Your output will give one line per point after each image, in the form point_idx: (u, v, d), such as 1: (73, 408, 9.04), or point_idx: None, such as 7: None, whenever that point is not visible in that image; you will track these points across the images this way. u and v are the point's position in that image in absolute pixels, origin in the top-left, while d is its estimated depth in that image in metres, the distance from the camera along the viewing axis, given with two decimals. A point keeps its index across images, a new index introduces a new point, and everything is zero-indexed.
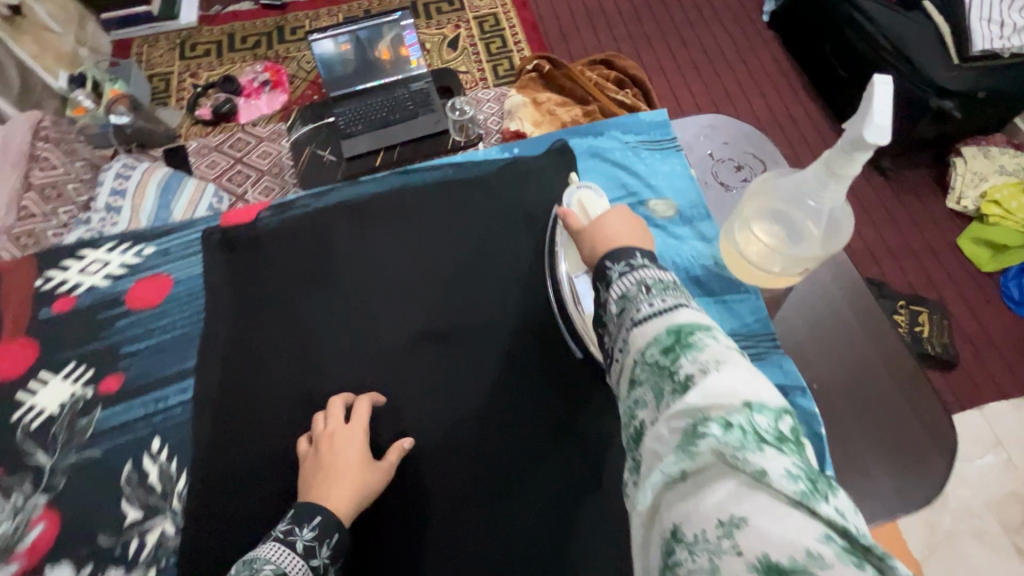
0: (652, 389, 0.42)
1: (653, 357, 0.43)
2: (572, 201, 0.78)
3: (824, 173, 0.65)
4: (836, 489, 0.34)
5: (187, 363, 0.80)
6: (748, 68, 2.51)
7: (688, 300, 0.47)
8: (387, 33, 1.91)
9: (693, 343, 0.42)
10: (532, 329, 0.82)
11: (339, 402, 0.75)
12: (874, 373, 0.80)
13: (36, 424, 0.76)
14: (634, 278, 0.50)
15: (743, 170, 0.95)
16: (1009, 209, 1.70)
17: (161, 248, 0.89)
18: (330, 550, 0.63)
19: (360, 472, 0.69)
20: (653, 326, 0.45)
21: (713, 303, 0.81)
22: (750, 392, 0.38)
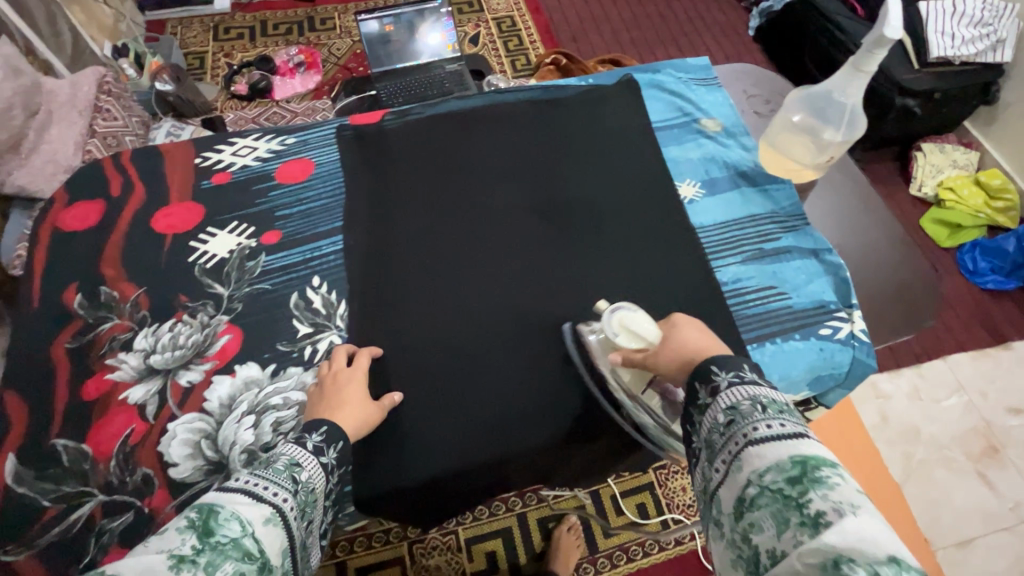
0: (774, 518, 0.43)
1: (777, 486, 0.44)
2: (616, 325, 0.76)
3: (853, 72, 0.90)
4: None
5: (336, 223, 0.96)
6: None
7: (805, 430, 0.49)
8: (426, 19, 2.24)
9: (823, 479, 0.43)
10: (613, 211, 1.00)
11: (342, 350, 0.82)
12: (875, 237, 1.07)
13: (210, 264, 0.90)
14: (747, 393, 0.53)
15: (772, 104, 1.19)
16: (961, 196, 1.94)
17: (301, 139, 1.05)
18: (336, 454, 0.67)
19: (357, 405, 0.75)
20: (776, 451, 0.47)
21: (757, 192, 1.03)
22: (894, 545, 0.39)
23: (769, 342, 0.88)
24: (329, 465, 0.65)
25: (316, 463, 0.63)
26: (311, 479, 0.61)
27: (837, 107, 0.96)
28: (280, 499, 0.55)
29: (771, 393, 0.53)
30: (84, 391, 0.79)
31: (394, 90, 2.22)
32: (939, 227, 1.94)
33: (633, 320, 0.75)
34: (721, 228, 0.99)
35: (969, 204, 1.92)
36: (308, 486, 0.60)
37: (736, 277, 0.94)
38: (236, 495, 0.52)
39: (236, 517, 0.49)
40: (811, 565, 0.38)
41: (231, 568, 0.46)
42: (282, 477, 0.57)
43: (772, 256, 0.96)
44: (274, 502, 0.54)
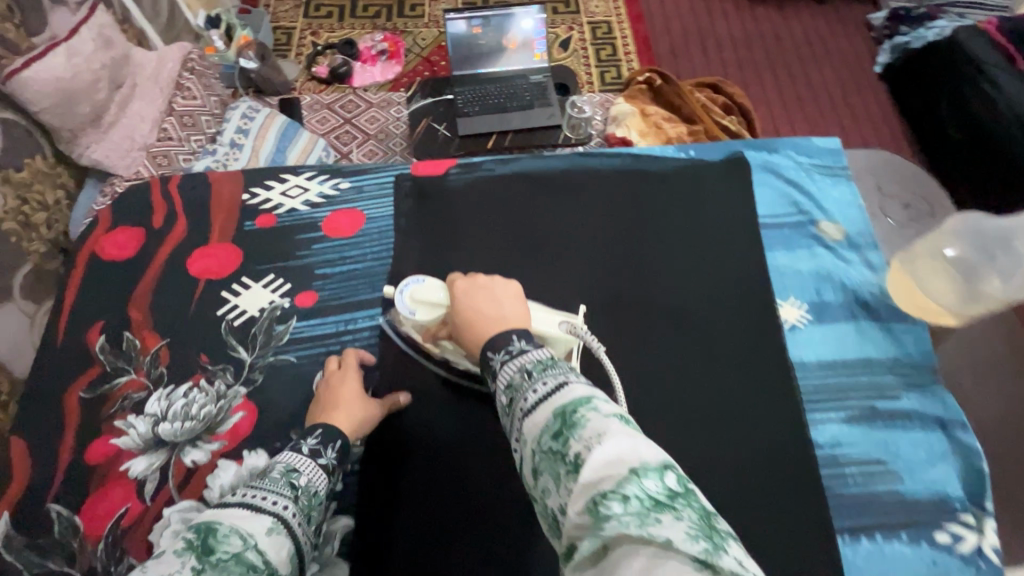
0: (552, 475, 0.46)
1: (548, 446, 0.47)
2: (409, 303, 0.75)
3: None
4: (724, 540, 0.40)
5: (377, 294, 0.86)
6: (852, 112, 2.40)
7: (566, 377, 0.52)
8: (517, 23, 2.05)
9: (577, 422, 0.47)
10: (706, 322, 0.83)
11: (333, 358, 0.80)
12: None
13: (239, 321, 0.83)
14: (518, 365, 0.56)
15: (912, 210, 0.98)
16: None
17: (356, 185, 0.96)
18: (335, 454, 0.67)
19: (352, 404, 0.72)
20: (542, 413, 0.50)
21: (879, 330, 0.84)
22: (635, 458, 0.43)
23: (866, 538, 0.71)
24: (329, 466, 0.65)
25: (316, 465, 0.64)
26: (312, 482, 0.62)
27: (1014, 256, 0.84)
28: (281, 508, 0.55)
29: (537, 356, 0.57)
30: (89, 453, 0.73)
31: (472, 96, 2.11)
32: None
33: (424, 292, 0.75)
34: (824, 370, 0.82)
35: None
36: (309, 490, 0.61)
37: (835, 439, 0.77)
38: (235, 508, 0.53)
39: (235, 532, 0.50)
40: (581, 510, 0.42)
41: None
42: (279, 484, 0.58)
43: (886, 419, 0.78)
44: (274, 512, 0.54)
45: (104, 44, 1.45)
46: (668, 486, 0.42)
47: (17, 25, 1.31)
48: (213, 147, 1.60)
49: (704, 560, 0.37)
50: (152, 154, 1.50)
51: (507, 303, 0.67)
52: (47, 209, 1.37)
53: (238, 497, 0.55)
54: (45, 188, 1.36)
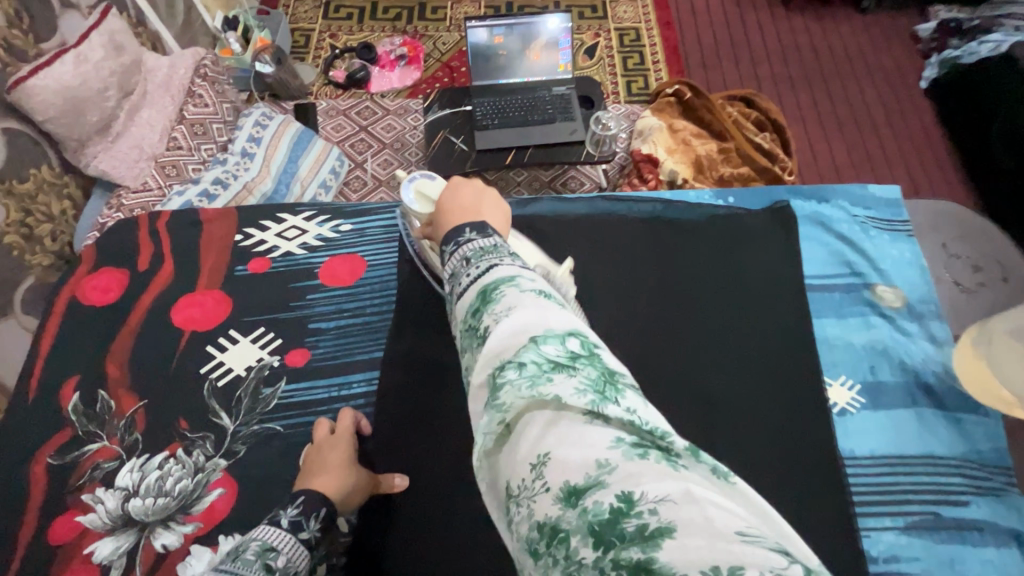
0: (466, 356, 0.40)
1: (466, 324, 0.40)
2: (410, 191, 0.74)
3: None
4: (626, 392, 0.33)
5: (376, 354, 0.78)
6: (893, 125, 2.20)
7: (495, 253, 0.44)
8: (543, 33, 1.97)
9: (490, 295, 0.39)
10: (758, 405, 0.71)
11: (324, 421, 0.71)
12: None
13: (223, 381, 0.75)
14: (459, 254, 0.46)
15: (980, 274, 0.89)
16: None
17: (358, 227, 0.87)
18: (319, 525, 0.58)
19: (340, 471, 0.64)
20: (465, 294, 0.42)
21: (943, 419, 0.73)
22: (539, 324, 0.36)
23: None
24: (310, 541, 0.57)
25: (296, 541, 0.56)
26: (292, 562, 0.54)
27: None
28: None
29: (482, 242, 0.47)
30: (51, 532, 0.67)
31: (491, 108, 2.01)
32: None
33: (426, 186, 0.74)
34: (878, 467, 0.71)
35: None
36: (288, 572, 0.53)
37: (890, 551, 0.66)
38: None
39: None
40: (481, 383, 0.35)
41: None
42: (253, 567, 0.51)
43: (950, 531, 0.67)
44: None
45: (115, 49, 1.36)
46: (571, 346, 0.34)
47: (26, 31, 1.23)
48: (223, 156, 1.50)
49: (596, 412, 0.31)
50: (160, 164, 1.40)
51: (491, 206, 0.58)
52: (53, 220, 1.31)
53: None
54: (48, 200, 1.29)
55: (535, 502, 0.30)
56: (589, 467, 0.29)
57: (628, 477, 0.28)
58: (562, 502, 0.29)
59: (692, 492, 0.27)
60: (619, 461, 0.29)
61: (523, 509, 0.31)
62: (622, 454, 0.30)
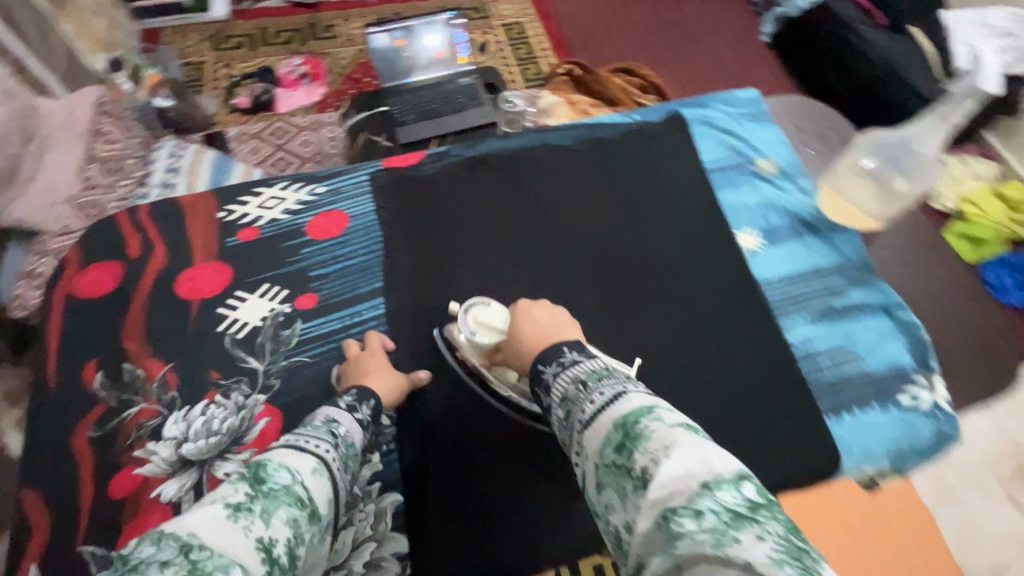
0: (616, 490, 0.51)
1: (612, 458, 0.53)
2: (470, 321, 0.81)
3: (934, 122, 0.92)
4: (801, 555, 0.42)
5: (377, 284, 0.89)
6: (748, 74, 2.60)
7: (625, 393, 0.58)
8: (439, 30, 2.25)
9: (640, 434, 0.52)
10: (684, 261, 0.94)
11: (352, 341, 0.82)
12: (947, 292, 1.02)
13: (242, 334, 0.83)
14: (573, 379, 0.62)
15: (825, 140, 1.15)
16: (984, 210, 1.96)
17: (332, 187, 0.98)
18: (370, 411, 0.70)
19: (383, 375, 0.77)
20: (603, 428, 0.55)
21: (821, 242, 0.97)
22: (705, 472, 0.48)
23: (847, 413, 0.83)
24: (364, 420, 0.69)
25: (354, 419, 0.68)
26: (349, 433, 0.66)
27: (915, 158, 0.91)
28: (321, 450, 0.60)
29: (592, 369, 0.62)
30: (111, 488, 0.72)
31: (406, 106, 2.13)
32: (963, 244, 1.96)
33: (487, 319, 0.80)
34: (785, 283, 0.93)
35: (991, 218, 1.94)
36: (348, 440, 0.65)
37: (805, 338, 0.88)
38: (280, 449, 0.58)
39: (284, 467, 0.54)
40: (653, 521, 0.46)
41: (285, 513, 0.50)
42: (321, 432, 0.63)
43: (841, 314, 0.91)
44: (316, 454, 0.59)
45: None
46: (743, 500, 0.46)
47: None
48: (144, 190, 1.46)
49: None
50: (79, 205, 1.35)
51: (562, 320, 0.75)
52: None
53: (283, 442, 0.60)
54: None
55: None
56: None
57: None
58: None
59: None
60: None
61: None
62: None
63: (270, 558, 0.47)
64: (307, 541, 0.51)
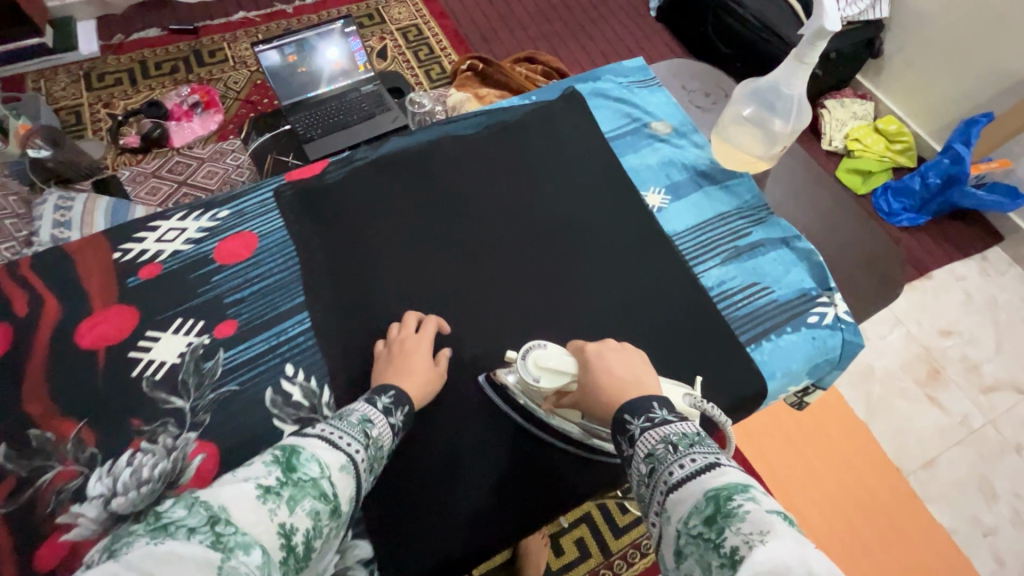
0: (698, 561, 0.49)
1: (697, 529, 0.51)
2: (531, 368, 0.77)
3: (794, 63, 0.94)
4: None
5: (299, 298, 0.86)
6: (643, 49, 2.70)
7: (717, 461, 0.56)
8: (333, 42, 2.09)
9: (733, 512, 0.50)
10: (602, 226, 0.98)
11: (411, 317, 0.85)
12: (836, 218, 1.11)
13: (160, 375, 0.78)
14: (659, 437, 0.61)
15: (711, 97, 1.23)
16: (866, 144, 2.17)
17: (235, 209, 0.94)
18: (400, 419, 0.72)
19: (417, 374, 0.78)
20: (692, 493, 0.54)
21: (720, 189, 1.04)
22: (800, 566, 0.44)
23: (765, 340, 0.89)
24: (395, 426, 0.71)
25: (387, 423, 0.70)
26: (380, 438, 0.68)
27: (786, 99, 0.98)
28: (353, 450, 0.63)
29: (676, 428, 0.61)
30: (37, 560, 0.67)
31: (311, 121, 2.07)
32: (854, 177, 2.16)
33: (547, 360, 0.77)
34: (694, 233, 0.99)
35: (873, 151, 2.16)
36: (377, 443, 0.67)
37: (719, 279, 0.94)
38: (313, 439, 0.61)
39: (314, 460, 0.58)
40: None
41: (308, 505, 0.55)
42: (354, 429, 0.66)
43: (747, 252, 0.97)
44: (347, 452, 0.62)
45: None
46: None
47: None
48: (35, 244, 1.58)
49: None
50: None
51: (642, 372, 0.72)
52: None
53: (315, 431, 0.63)
54: None
55: None
56: None
57: None
58: None
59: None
60: None
61: None
62: None
63: (287, 544, 0.52)
64: (324, 533, 0.55)
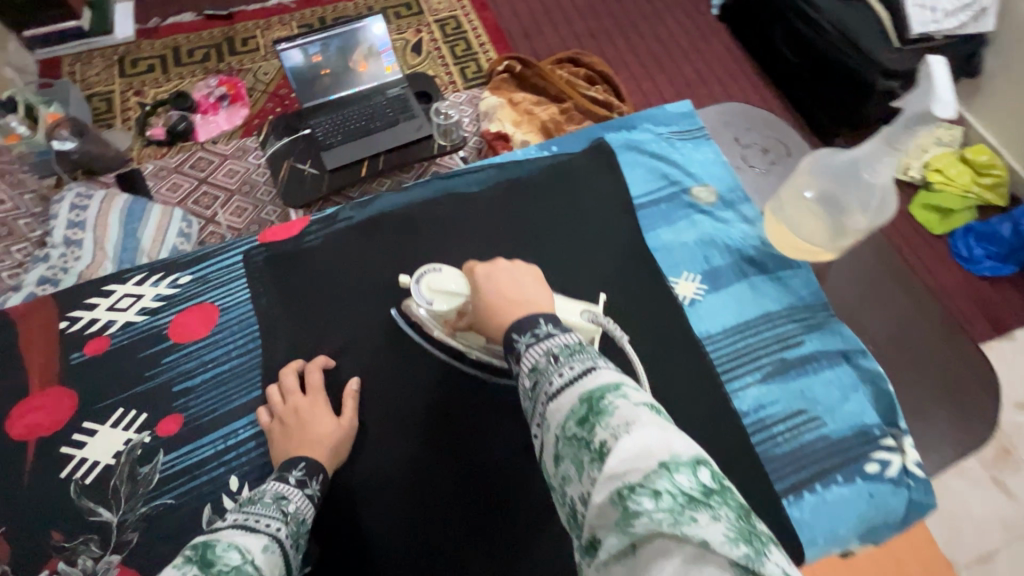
0: (574, 462, 0.46)
1: (573, 431, 0.47)
2: (424, 291, 0.75)
3: (884, 147, 0.80)
4: (767, 546, 0.38)
5: (255, 393, 0.75)
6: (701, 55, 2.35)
7: (594, 363, 0.52)
8: (360, 40, 1.82)
9: (604, 409, 0.47)
10: (620, 317, 0.82)
11: (290, 373, 0.74)
12: (899, 316, 0.94)
13: (91, 478, 0.69)
14: (542, 349, 0.55)
15: (767, 156, 1.11)
16: (949, 176, 1.86)
17: (199, 275, 0.84)
18: (319, 486, 0.66)
19: (325, 432, 0.70)
20: (568, 398, 0.49)
21: (770, 282, 0.86)
22: (664, 450, 0.43)
23: (806, 491, 0.72)
24: (315, 496, 0.64)
25: (303, 495, 0.63)
26: (300, 509, 0.61)
27: (864, 187, 0.83)
28: (274, 529, 0.55)
29: (561, 338, 0.55)
30: None
31: (331, 126, 1.80)
32: (930, 214, 1.87)
33: (442, 281, 0.75)
34: (731, 336, 0.82)
35: (958, 183, 1.84)
36: (298, 517, 0.60)
37: (757, 403, 0.77)
38: (227, 530, 0.52)
39: (234, 547, 0.49)
40: (606, 499, 0.42)
41: None
42: (270, 508, 0.58)
43: (795, 368, 0.79)
44: (269, 532, 0.54)
45: None
46: (701, 482, 0.41)
47: None
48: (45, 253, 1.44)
49: (745, 569, 0.36)
50: None
51: (529, 286, 0.67)
52: None
53: (229, 520, 0.55)
54: None
55: None
56: None
57: None
58: None
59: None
60: None
61: None
62: None
63: None
64: None
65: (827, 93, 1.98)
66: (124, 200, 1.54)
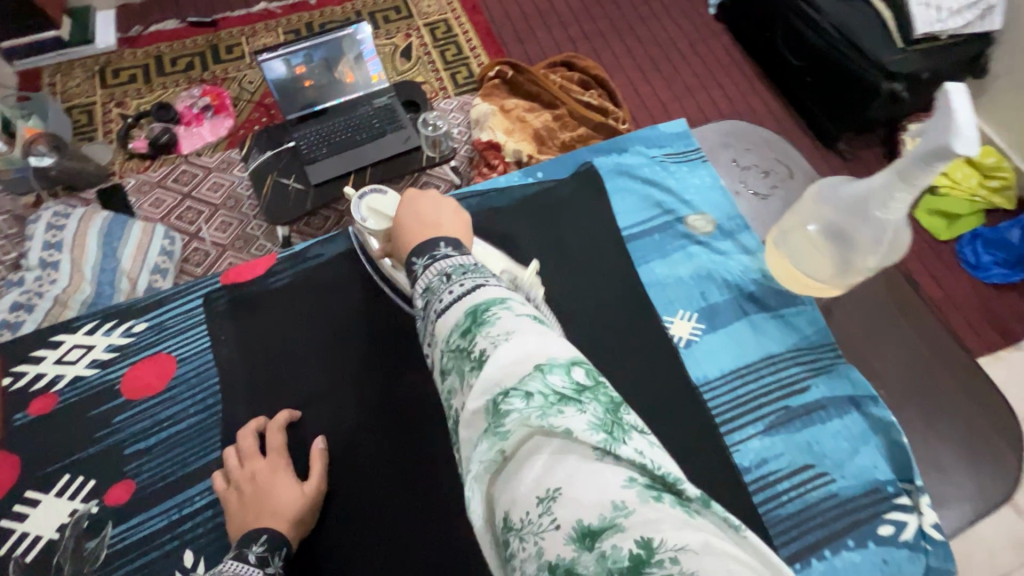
0: (458, 372, 0.47)
1: (456, 343, 0.48)
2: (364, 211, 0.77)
3: (895, 180, 0.72)
4: (632, 432, 0.40)
5: (213, 455, 0.72)
6: (700, 58, 2.28)
7: (483, 280, 0.51)
8: (345, 48, 1.71)
9: (486, 320, 0.47)
10: (608, 365, 0.78)
11: (248, 433, 0.70)
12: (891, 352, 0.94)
13: (32, 556, 0.67)
14: (436, 270, 0.55)
15: (768, 178, 1.13)
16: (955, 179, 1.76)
17: (154, 322, 0.81)
18: (283, 561, 0.60)
19: (289, 498, 0.64)
20: (454, 313, 0.50)
21: (771, 319, 0.84)
22: (541, 354, 0.44)
23: (816, 559, 0.67)
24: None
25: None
26: None
27: (875, 224, 0.76)
28: None
29: (456, 259, 0.55)
30: None
31: (318, 138, 1.67)
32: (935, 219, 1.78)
33: (382, 204, 0.77)
34: (730, 382, 0.78)
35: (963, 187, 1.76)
36: None
37: (759, 457, 0.73)
38: None
39: None
40: (480, 404, 0.42)
41: None
42: None
43: (801, 417, 0.76)
44: None
45: None
46: (573, 381, 0.42)
47: None
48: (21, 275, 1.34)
49: (605, 450, 0.38)
50: None
51: (448, 215, 0.66)
52: None
53: None
54: None
55: (545, 537, 0.37)
56: (606, 510, 0.36)
57: (638, 515, 0.36)
58: (574, 540, 0.36)
59: (708, 542, 0.34)
60: (631, 502, 0.36)
61: (529, 544, 0.37)
62: (636, 497, 0.37)
63: None
64: None
65: (827, 98, 1.91)
66: (104, 219, 1.45)
